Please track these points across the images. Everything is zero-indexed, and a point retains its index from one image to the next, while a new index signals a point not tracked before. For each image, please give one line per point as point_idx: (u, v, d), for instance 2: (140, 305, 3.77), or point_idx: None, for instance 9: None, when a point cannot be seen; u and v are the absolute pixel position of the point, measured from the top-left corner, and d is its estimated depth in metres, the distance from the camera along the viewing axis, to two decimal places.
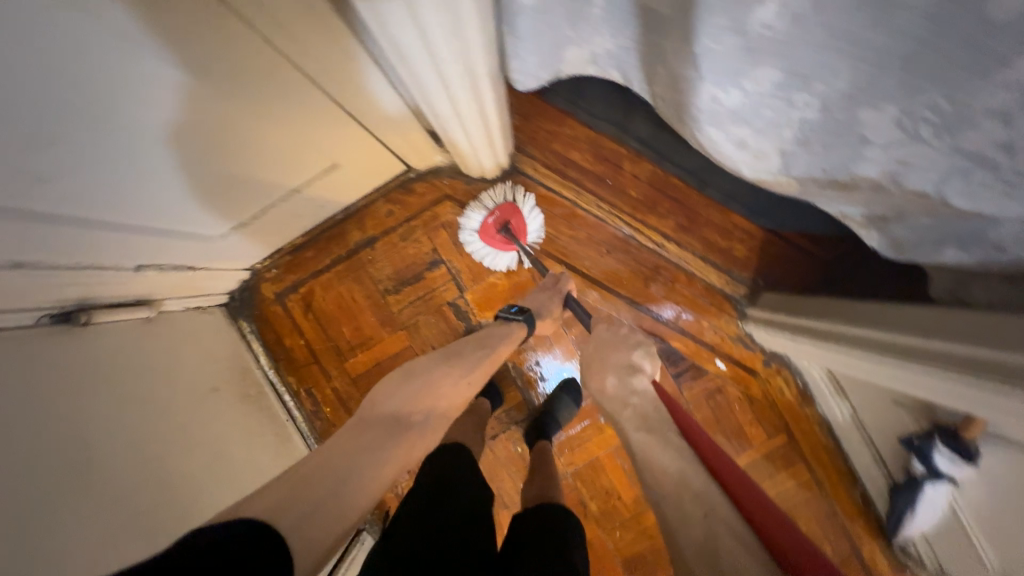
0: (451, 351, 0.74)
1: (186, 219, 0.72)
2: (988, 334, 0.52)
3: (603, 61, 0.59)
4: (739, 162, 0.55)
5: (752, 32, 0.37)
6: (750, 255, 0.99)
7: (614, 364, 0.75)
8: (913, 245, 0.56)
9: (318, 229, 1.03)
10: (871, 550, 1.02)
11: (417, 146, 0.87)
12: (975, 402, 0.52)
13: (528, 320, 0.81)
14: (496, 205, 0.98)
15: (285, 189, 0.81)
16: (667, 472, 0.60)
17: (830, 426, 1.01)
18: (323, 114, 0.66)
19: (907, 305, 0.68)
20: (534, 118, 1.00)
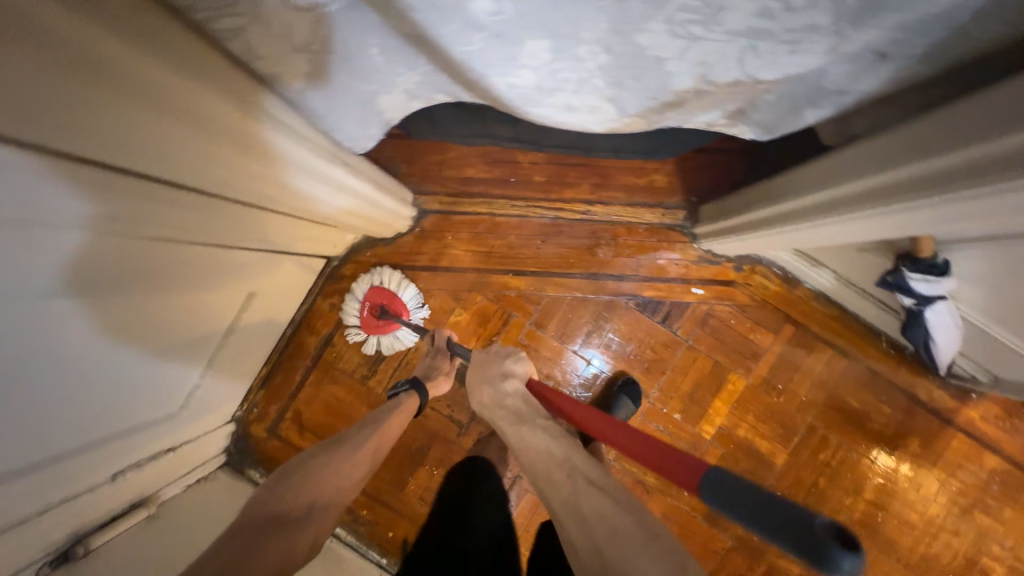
0: (332, 439, 0.72)
1: (151, 406, 0.72)
2: (879, 157, 0.52)
3: (424, 93, 0.59)
4: (581, 123, 0.56)
5: (491, 21, 0.37)
6: (671, 181, 1.00)
7: (488, 374, 0.73)
8: (777, 118, 0.57)
9: (276, 353, 1.03)
10: (927, 390, 0.99)
11: (318, 238, 0.88)
12: (914, 220, 0.50)
13: (416, 389, 0.85)
14: (366, 295, 0.99)
15: (217, 341, 0.80)
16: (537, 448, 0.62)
17: (826, 296, 0.99)
18: (225, 262, 0.68)
19: (814, 161, 0.67)
20: (417, 157, 1.01)
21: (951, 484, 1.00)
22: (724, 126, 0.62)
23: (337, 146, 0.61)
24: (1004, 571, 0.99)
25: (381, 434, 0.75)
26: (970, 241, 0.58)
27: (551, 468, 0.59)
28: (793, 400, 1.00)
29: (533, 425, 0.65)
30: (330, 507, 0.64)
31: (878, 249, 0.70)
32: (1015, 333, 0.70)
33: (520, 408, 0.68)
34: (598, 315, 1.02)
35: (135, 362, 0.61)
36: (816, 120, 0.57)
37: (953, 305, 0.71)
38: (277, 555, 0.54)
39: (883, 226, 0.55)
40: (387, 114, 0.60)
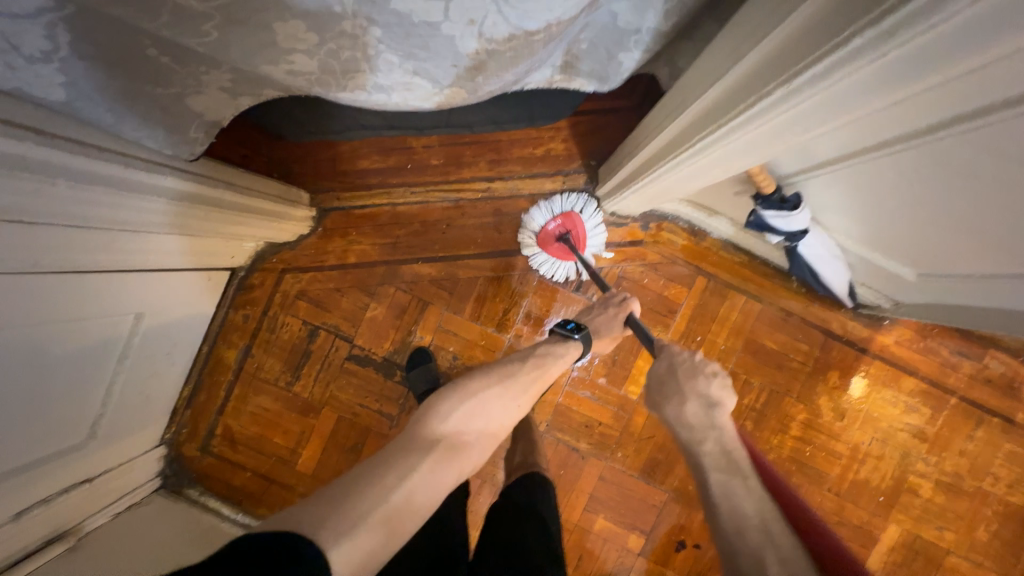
0: (506, 371, 0.71)
1: (47, 439, 0.71)
2: (687, 97, 0.51)
3: (244, 90, 0.55)
4: (404, 103, 0.55)
5: (207, 7, 0.40)
6: (567, 146, 0.98)
7: (691, 386, 0.62)
8: (604, 67, 0.56)
9: (194, 371, 1.02)
10: (841, 323, 1.01)
11: (201, 254, 0.86)
12: (721, 156, 0.50)
13: (584, 340, 0.79)
14: (562, 213, 0.97)
15: (112, 368, 0.78)
16: (748, 519, 0.47)
17: (732, 244, 1.00)
18: (121, 280, 0.71)
19: (652, 110, 0.67)
20: (308, 155, 0.98)
21: (872, 409, 1.02)
22: (566, 82, 0.60)
23: (143, 157, 0.60)
24: (931, 485, 1.03)
25: (542, 381, 0.73)
26: (808, 169, 0.63)
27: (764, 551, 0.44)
28: (712, 350, 1.02)
29: (743, 481, 0.51)
30: (492, 434, 0.66)
31: (743, 193, 0.73)
32: (885, 253, 0.74)
33: (732, 450, 0.55)
34: (513, 291, 1.02)
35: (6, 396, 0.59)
36: (641, 65, 0.57)
37: (823, 236, 0.75)
38: (446, 475, 0.57)
39: (705, 167, 0.55)
40: (207, 116, 0.58)
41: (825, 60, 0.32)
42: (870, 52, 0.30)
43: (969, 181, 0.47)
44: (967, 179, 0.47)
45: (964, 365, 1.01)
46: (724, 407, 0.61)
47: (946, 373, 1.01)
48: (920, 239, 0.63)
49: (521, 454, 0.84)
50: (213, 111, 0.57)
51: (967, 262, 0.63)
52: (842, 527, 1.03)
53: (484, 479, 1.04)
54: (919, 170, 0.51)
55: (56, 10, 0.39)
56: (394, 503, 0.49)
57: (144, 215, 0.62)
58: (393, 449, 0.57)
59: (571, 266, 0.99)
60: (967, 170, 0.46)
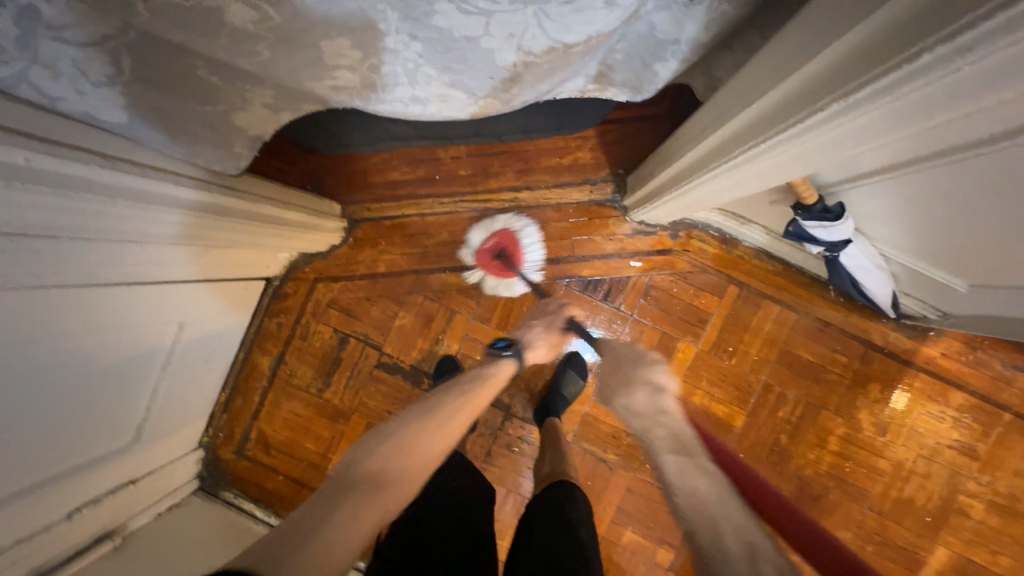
0: (428, 402, 0.72)
1: (95, 442, 0.74)
2: (730, 107, 0.50)
3: (287, 106, 0.57)
4: (439, 113, 0.56)
5: (261, 28, 0.42)
6: (595, 155, 0.98)
7: (638, 382, 0.67)
8: (639, 75, 0.55)
9: (231, 376, 1.06)
10: (883, 334, 0.96)
11: (238, 265, 0.89)
12: (768, 167, 0.49)
13: (516, 354, 0.84)
14: (495, 232, 1.01)
15: (155, 376, 0.81)
16: (701, 495, 0.49)
17: (766, 252, 0.97)
18: (166, 292, 0.75)
19: (688, 119, 0.66)
20: (340, 167, 1.00)
21: (917, 425, 0.98)
22: (599, 91, 0.60)
23: (191, 174, 0.62)
24: (984, 507, 0.97)
25: (471, 403, 0.74)
26: (853, 179, 0.60)
27: (718, 523, 0.46)
28: (744, 361, 0.99)
29: (697, 461, 0.53)
30: (418, 466, 0.62)
31: (780, 202, 0.71)
32: (934, 263, 0.70)
33: (681, 434, 0.57)
34: (539, 300, 1.02)
35: (58, 402, 0.62)
36: (678, 75, 0.56)
37: (867, 245, 0.72)
38: (379, 513, 0.55)
39: (746, 178, 0.53)
40: (250, 131, 0.59)
41: (888, 76, 0.31)
42: (942, 67, 0.28)
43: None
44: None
45: (1020, 380, 0.95)
46: (670, 396, 0.65)
47: (999, 388, 0.96)
48: (976, 251, 0.60)
49: (549, 465, 0.83)
50: (255, 126, 0.59)
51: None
52: (886, 548, 0.99)
53: (510, 488, 1.04)
54: (980, 184, 0.48)
55: (116, 37, 0.41)
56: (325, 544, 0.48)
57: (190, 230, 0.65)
58: (324, 491, 0.55)
59: (511, 282, 1.02)
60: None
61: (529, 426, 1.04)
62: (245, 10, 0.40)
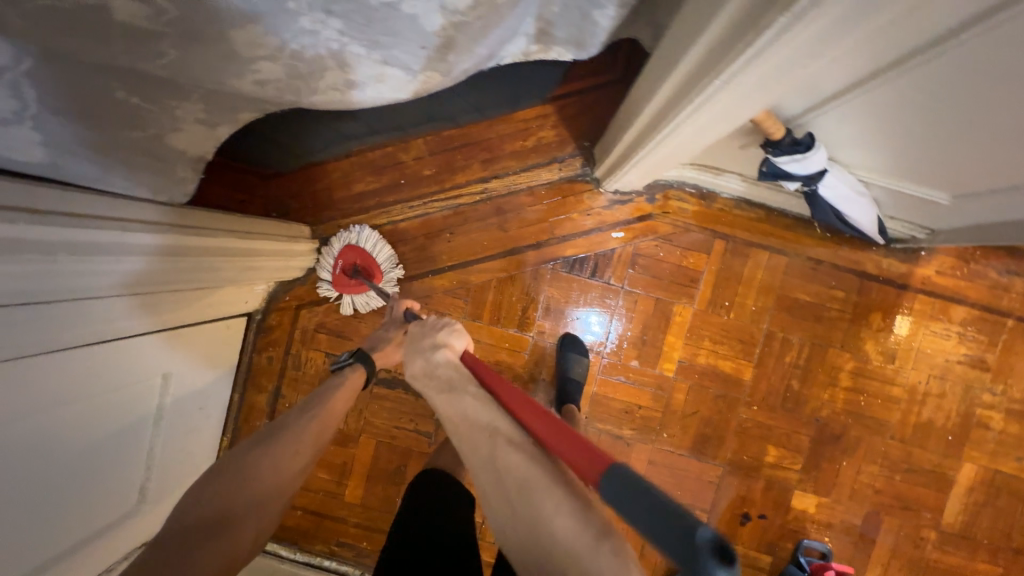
0: (273, 427, 0.65)
1: (99, 508, 0.72)
2: (678, 47, 0.48)
3: (216, 115, 0.57)
4: (379, 95, 0.56)
5: (159, 23, 0.38)
6: (559, 132, 0.96)
7: (418, 345, 0.62)
8: (584, 29, 0.56)
9: (231, 419, 1.03)
10: (875, 262, 0.95)
11: (214, 305, 0.86)
12: (729, 104, 0.46)
13: (364, 360, 0.77)
14: (337, 254, 0.96)
15: (148, 434, 0.78)
16: (458, 415, 0.51)
17: (745, 200, 0.96)
18: (141, 344, 0.72)
19: (640, 75, 0.64)
20: (302, 188, 0.97)
21: (924, 346, 0.97)
22: (542, 52, 0.61)
23: (136, 219, 0.59)
24: (1002, 416, 0.97)
25: (325, 417, 0.69)
26: (817, 107, 0.59)
27: (470, 431, 0.49)
28: (742, 313, 0.98)
29: (459, 392, 0.53)
30: (268, 501, 0.59)
31: (747, 145, 0.71)
32: (913, 180, 0.69)
33: (449, 372, 0.57)
34: (527, 289, 1.00)
35: (48, 477, 0.59)
36: (616, 25, 0.57)
37: (844, 173, 0.71)
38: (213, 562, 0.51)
39: (713, 120, 0.51)
40: (191, 153, 0.63)
41: None
42: None
43: (991, 90, 0.43)
44: (992, 87, 0.43)
45: (1017, 284, 0.95)
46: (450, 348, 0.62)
47: (998, 296, 0.95)
48: (954, 158, 0.59)
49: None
50: (193, 147, 0.61)
51: (1007, 175, 0.58)
52: (914, 474, 0.98)
53: None
54: (946, 83, 0.46)
55: (13, 66, 0.37)
56: None
57: (149, 275, 0.62)
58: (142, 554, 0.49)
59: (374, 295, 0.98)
60: (991, 79, 0.42)
61: None
62: (132, 4, 0.36)
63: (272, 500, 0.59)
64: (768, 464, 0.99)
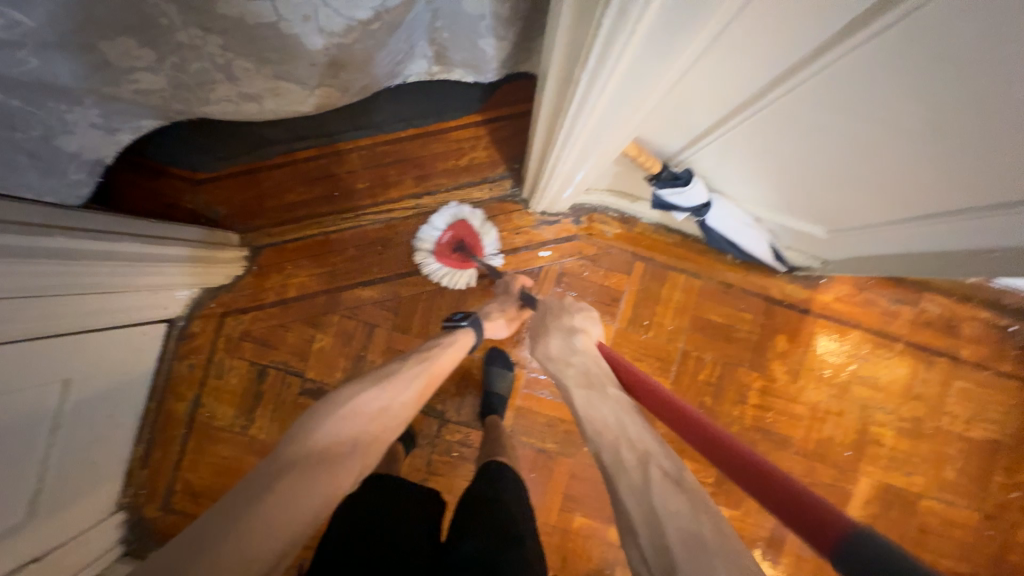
0: (386, 371, 0.69)
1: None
2: (547, 79, 0.55)
3: (115, 117, 0.64)
4: (278, 107, 0.66)
5: (13, 34, 0.44)
6: (489, 153, 1.00)
7: (556, 326, 0.69)
8: (476, 57, 0.65)
9: (146, 427, 1.00)
10: (779, 287, 1.03)
11: (125, 308, 0.83)
12: (594, 129, 0.52)
13: (474, 326, 0.84)
14: (448, 224, 0.99)
15: (43, 443, 0.75)
16: (605, 421, 0.53)
17: (663, 226, 1.02)
18: (41, 346, 0.70)
19: (534, 104, 0.71)
20: (232, 195, 0.97)
21: (824, 367, 1.04)
22: (445, 73, 0.70)
23: (4, 220, 0.57)
24: (893, 433, 1.05)
25: (434, 370, 0.74)
26: (695, 141, 0.65)
27: (617, 438, 0.50)
28: (661, 332, 1.03)
29: (602, 390, 0.57)
30: (373, 440, 0.61)
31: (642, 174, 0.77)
32: (792, 213, 0.76)
33: (590, 369, 0.62)
34: (456, 303, 1.02)
35: None
36: (503, 52, 0.65)
37: (730, 205, 0.77)
38: (329, 485, 0.54)
39: (590, 139, 0.54)
40: (85, 155, 0.67)
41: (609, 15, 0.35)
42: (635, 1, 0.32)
43: (844, 112, 0.48)
44: (855, 107, 0.46)
45: (904, 311, 1.04)
46: (586, 335, 0.68)
47: (888, 322, 1.04)
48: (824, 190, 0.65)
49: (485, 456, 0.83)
50: (87, 150, 0.67)
51: (858, 206, 0.65)
52: (816, 487, 1.05)
53: (456, 495, 1.03)
54: (797, 114, 0.52)
55: None
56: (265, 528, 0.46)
57: (31, 279, 0.60)
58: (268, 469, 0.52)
59: (474, 272, 0.99)
60: (839, 109, 0.48)
61: (466, 429, 1.04)
62: None
63: (379, 442, 0.63)
64: None
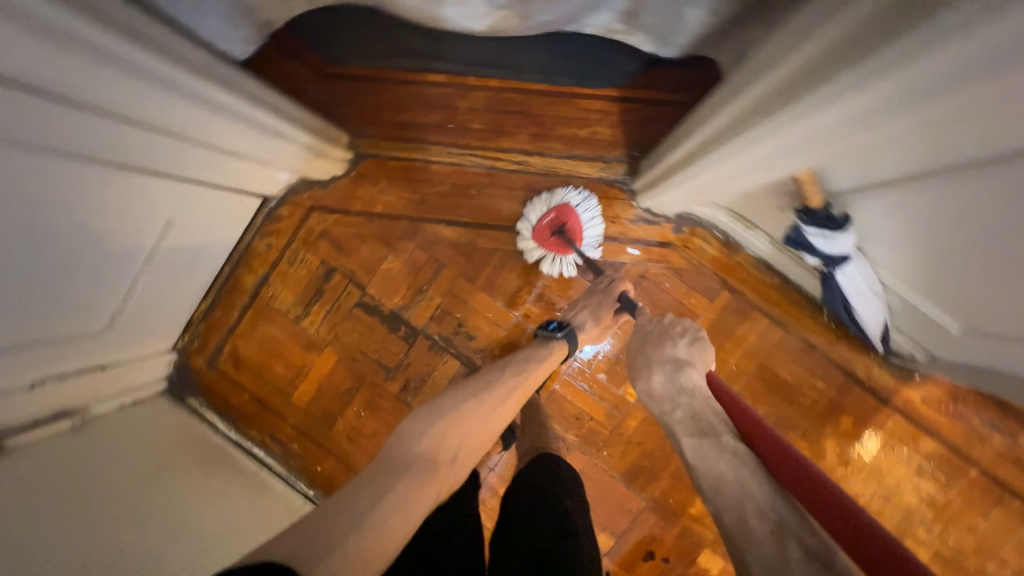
0: (480, 385, 0.79)
1: (66, 318, 0.76)
2: (758, 74, 0.50)
3: None
4: (449, 16, 0.63)
5: None
6: (614, 132, 0.95)
7: (659, 361, 0.75)
8: (667, 25, 0.60)
9: (215, 287, 1.06)
10: (865, 367, 0.95)
11: (242, 176, 0.87)
12: (800, 139, 0.48)
13: (567, 337, 0.86)
14: (553, 205, 0.95)
15: (135, 269, 0.82)
16: (725, 478, 0.56)
17: (766, 263, 0.94)
18: (161, 188, 0.75)
19: (709, 95, 0.66)
20: (353, 98, 0.98)
21: (880, 463, 0.97)
22: (625, 34, 0.66)
23: (179, 56, 0.60)
24: (927, 555, 0.97)
25: (519, 390, 0.81)
26: (864, 189, 0.59)
27: (742, 498, 0.53)
28: (722, 368, 0.98)
29: (717, 442, 0.60)
30: (465, 450, 0.73)
31: (783, 203, 0.71)
32: (929, 298, 0.68)
33: (700, 415, 0.66)
34: (528, 270, 1.01)
35: (33, 270, 0.63)
36: (702, 31, 0.60)
37: (868, 268, 0.70)
38: (430, 488, 0.65)
39: (784, 147, 0.50)
40: (259, 12, 0.73)
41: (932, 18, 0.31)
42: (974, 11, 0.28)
43: None
44: None
45: (995, 440, 0.93)
46: (692, 369, 0.73)
47: (973, 445, 0.94)
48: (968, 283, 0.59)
49: (529, 441, 0.81)
50: (260, 9, 0.73)
51: (1013, 320, 0.58)
52: None
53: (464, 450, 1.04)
54: (986, 199, 0.46)
55: None
56: (393, 509, 0.58)
57: (179, 116, 0.64)
58: (384, 467, 0.64)
59: (570, 260, 0.96)
60: None
61: None
62: None
63: (469, 454, 0.73)
64: (689, 515, 1.01)
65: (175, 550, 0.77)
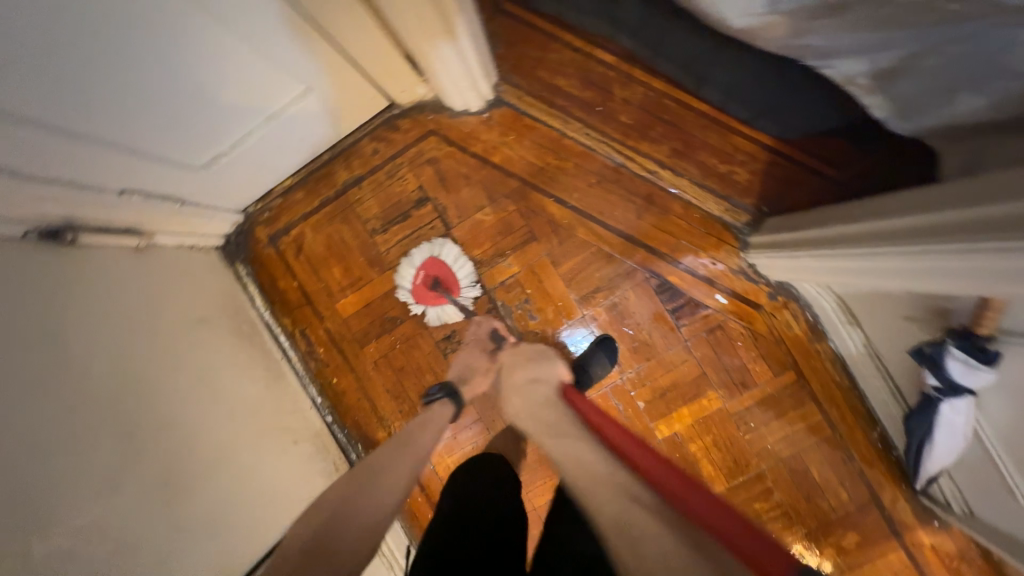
0: (365, 468, 0.70)
1: (173, 143, 0.73)
2: (988, 194, 0.48)
3: None
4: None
5: None
6: (753, 180, 0.92)
7: (517, 382, 0.82)
8: (920, 103, 0.59)
9: (307, 170, 1.04)
10: (892, 495, 0.94)
11: (388, 72, 0.85)
12: (988, 275, 0.47)
13: (452, 397, 0.87)
14: (418, 264, 1.01)
15: (260, 118, 0.79)
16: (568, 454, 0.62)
17: (844, 363, 0.94)
18: (313, 46, 0.72)
19: (910, 189, 0.63)
20: (518, 44, 0.95)
21: None
22: (862, 91, 0.65)
23: None
24: None
25: (415, 451, 0.75)
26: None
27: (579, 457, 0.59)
28: (757, 443, 0.97)
29: (568, 433, 0.66)
30: (376, 530, 0.61)
31: (925, 318, 0.70)
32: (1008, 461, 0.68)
33: (548, 420, 0.71)
34: (612, 277, 0.99)
35: (163, 70, 0.60)
36: (942, 119, 0.58)
37: (972, 410, 0.69)
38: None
39: (972, 277, 0.49)
40: None
41: None
42: None
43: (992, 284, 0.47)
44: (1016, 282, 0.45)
45: None
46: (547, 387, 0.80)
47: None
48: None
49: None
50: None
51: None
52: None
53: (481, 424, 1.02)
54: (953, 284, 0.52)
55: None
56: None
57: None
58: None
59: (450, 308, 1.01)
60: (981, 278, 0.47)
61: None
62: None
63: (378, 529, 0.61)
64: None
65: (200, 398, 0.79)
